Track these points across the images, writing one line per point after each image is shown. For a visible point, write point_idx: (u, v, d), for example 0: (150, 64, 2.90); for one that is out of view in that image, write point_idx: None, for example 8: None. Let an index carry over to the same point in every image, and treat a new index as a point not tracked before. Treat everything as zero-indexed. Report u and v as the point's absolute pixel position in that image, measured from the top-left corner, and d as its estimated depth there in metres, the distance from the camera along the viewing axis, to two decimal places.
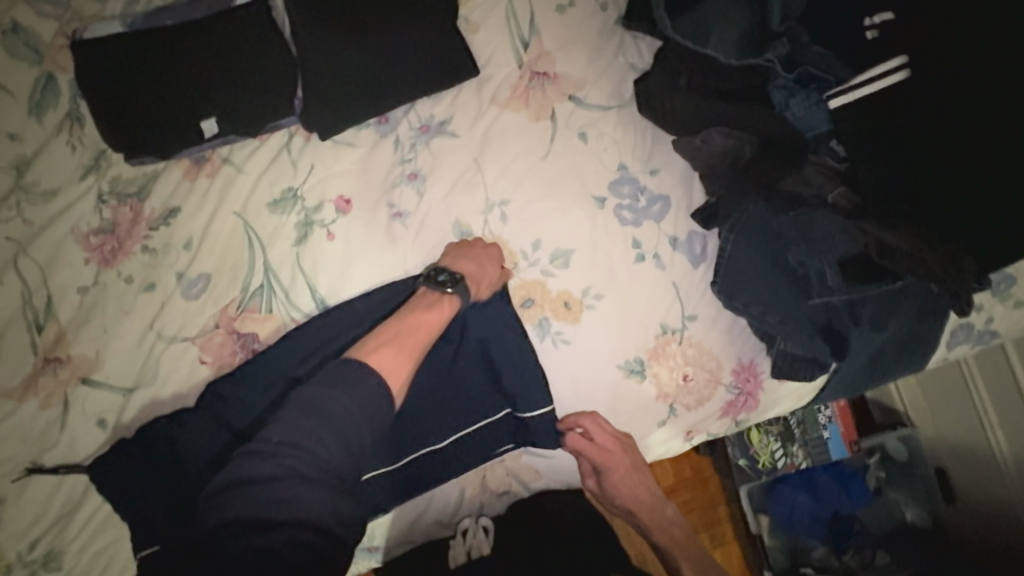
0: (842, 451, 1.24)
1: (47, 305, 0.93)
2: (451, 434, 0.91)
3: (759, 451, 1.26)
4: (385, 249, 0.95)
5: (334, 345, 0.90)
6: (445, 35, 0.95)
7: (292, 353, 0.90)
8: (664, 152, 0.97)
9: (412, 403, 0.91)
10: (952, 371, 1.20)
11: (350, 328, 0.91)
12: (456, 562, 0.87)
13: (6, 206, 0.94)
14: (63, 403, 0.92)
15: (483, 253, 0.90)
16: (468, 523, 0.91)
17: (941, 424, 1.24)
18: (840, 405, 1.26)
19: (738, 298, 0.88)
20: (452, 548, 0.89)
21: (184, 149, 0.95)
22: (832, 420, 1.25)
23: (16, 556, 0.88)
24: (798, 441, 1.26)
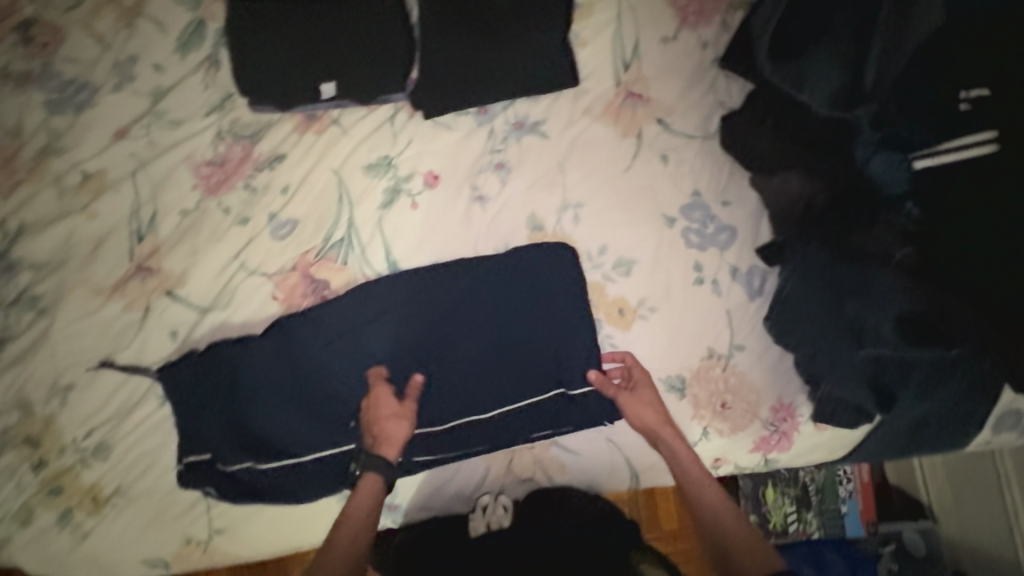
0: (858, 529, 1.25)
1: (150, 220, 1.01)
2: (489, 407, 0.95)
3: (771, 512, 1.27)
4: (455, 228, 1.01)
5: (398, 300, 0.97)
6: (556, 44, 1.02)
7: (355, 306, 0.97)
8: (738, 187, 1.02)
9: (457, 373, 0.96)
10: (983, 461, 1.17)
11: (420, 293, 0.98)
12: (476, 533, 0.92)
13: (138, 125, 1.03)
14: (144, 309, 0.99)
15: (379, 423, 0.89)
16: (489, 499, 0.95)
17: (965, 521, 1.20)
18: (862, 482, 1.28)
19: (789, 334, 0.94)
20: (472, 521, 0.93)
21: (302, 105, 1.04)
22: (852, 497, 1.27)
23: (71, 441, 0.95)
24: (813, 508, 1.27)
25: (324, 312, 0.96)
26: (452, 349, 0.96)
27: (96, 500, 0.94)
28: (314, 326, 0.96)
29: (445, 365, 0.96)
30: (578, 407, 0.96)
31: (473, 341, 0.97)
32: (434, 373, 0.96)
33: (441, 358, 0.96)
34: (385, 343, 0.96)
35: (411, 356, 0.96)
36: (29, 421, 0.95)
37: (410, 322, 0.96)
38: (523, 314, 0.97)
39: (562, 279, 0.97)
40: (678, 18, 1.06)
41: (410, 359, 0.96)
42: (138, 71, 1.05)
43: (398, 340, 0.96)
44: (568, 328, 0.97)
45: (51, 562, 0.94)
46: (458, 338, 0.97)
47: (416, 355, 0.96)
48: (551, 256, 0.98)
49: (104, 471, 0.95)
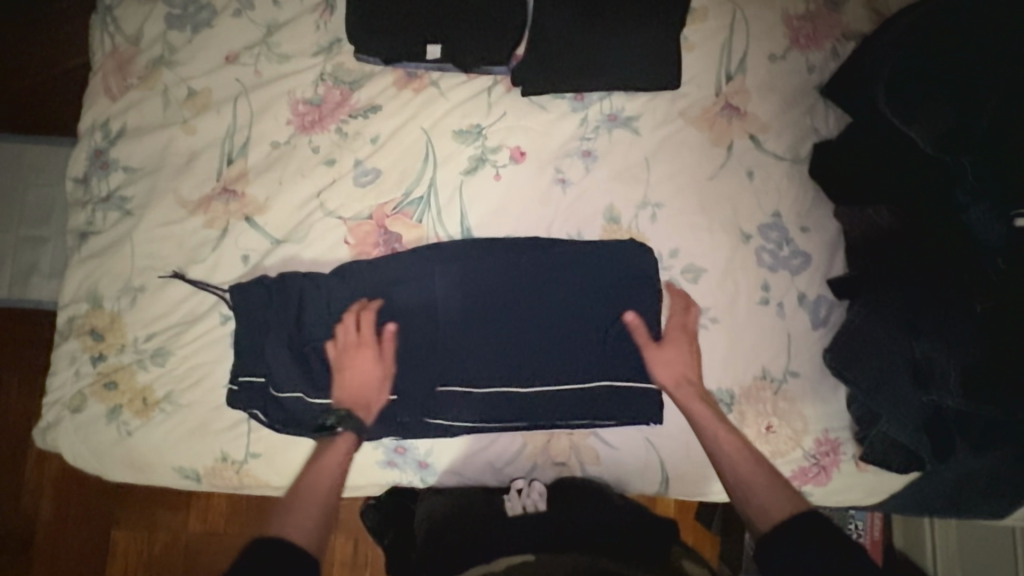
0: None
1: (243, 145, 1.04)
2: (533, 384, 0.95)
3: None
4: (532, 205, 1.02)
5: (465, 260, 0.98)
6: (665, 43, 1.02)
7: (426, 262, 0.98)
8: (820, 216, 1.01)
9: (508, 346, 0.96)
10: (1001, 531, 1.14)
11: (489, 261, 0.98)
12: (512, 513, 0.91)
13: (249, 53, 1.07)
14: (222, 229, 1.02)
15: (351, 376, 0.92)
16: (523, 484, 0.94)
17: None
18: (872, 538, 1.28)
19: (850, 369, 0.91)
20: (507, 501, 0.93)
21: (406, 61, 1.06)
22: (861, 552, 1.27)
23: (133, 340, 0.98)
24: None
25: (394, 263, 0.98)
26: (508, 323, 0.96)
27: (146, 402, 0.97)
28: (382, 275, 0.98)
29: (497, 336, 0.96)
30: (618, 402, 0.94)
31: (529, 317, 0.97)
32: (487, 341, 0.96)
33: (496, 327, 0.96)
34: (444, 303, 0.97)
35: (467, 321, 0.96)
36: (98, 314, 0.99)
37: (474, 287, 0.97)
38: (587, 300, 0.97)
39: (629, 271, 0.96)
40: (789, 39, 1.06)
41: (465, 323, 0.97)
42: (258, 2, 1.08)
43: (460, 302, 0.97)
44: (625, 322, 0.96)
45: (93, 452, 0.98)
46: (516, 311, 0.97)
47: (472, 321, 0.97)
48: (622, 248, 0.97)
49: (158, 376, 0.98)
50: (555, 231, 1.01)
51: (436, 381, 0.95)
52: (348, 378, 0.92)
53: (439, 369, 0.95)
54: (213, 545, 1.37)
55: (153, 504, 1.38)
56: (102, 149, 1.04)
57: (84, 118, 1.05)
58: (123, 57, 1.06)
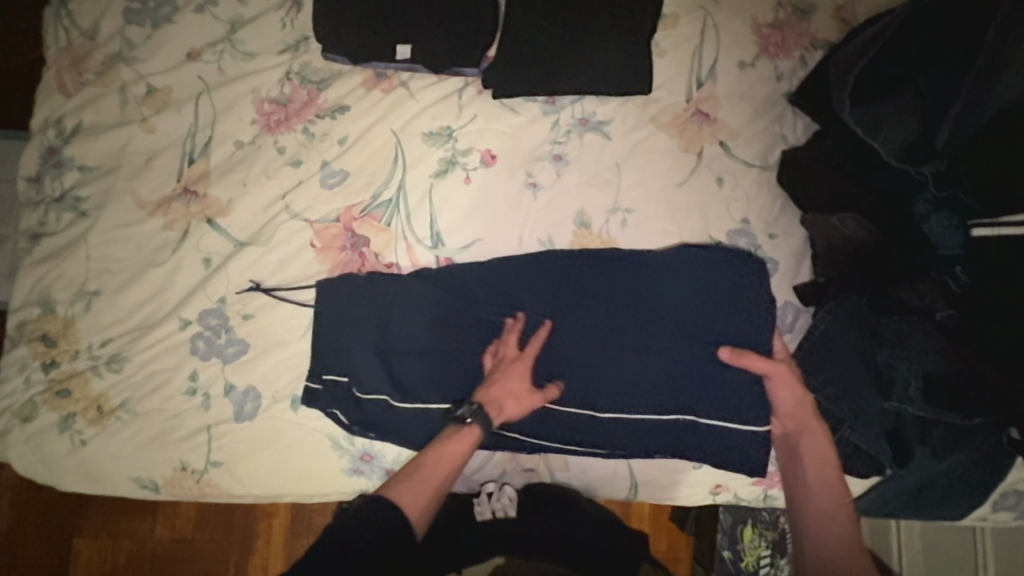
0: None
1: (205, 145, 1.01)
2: None
3: (746, 550, 1.22)
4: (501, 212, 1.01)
5: (441, 269, 0.98)
6: (637, 48, 1.02)
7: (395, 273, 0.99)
8: (788, 222, 1.02)
9: (472, 359, 0.96)
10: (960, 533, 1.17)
11: (457, 273, 0.98)
12: (481, 518, 0.94)
13: (212, 50, 1.04)
14: (183, 231, 0.99)
15: (501, 386, 0.90)
16: (494, 486, 0.97)
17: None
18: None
19: (814, 375, 0.91)
20: (478, 505, 0.96)
21: (374, 61, 1.04)
22: None
23: (87, 346, 0.95)
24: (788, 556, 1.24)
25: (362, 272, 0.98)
26: (475, 338, 0.97)
27: (100, 410, 0.94)
28: (348, 283, 0.97)
29: (463, 349, 0.96)
30: (592, 428, 0.94)
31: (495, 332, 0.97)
32: (450, 357, 0.96)
33: (463, 338, 0.97)
34: (414, 312, 0.97)
35: (440, 330, 0.97)
36: (50, 319, 0.95)
37: (438, 303, 0.98)
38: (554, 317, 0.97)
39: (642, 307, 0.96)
40: (759, 46, 1.07)
41: (438, 332, 0.97)
42: None
43: (423, 317, 0.97)
44: (598, 343, 0.96)
45: (45, 463, 0.94)
46: (481, 326, 0.97)
47: (446, 332, 0.97)
48: (586, 267, 0.98)
49: (113, 383, 0.94)
50: (523, 240, 1.00)
51: (395, 397, 0.94)
52: (492, 383, 0.90)
53: (411, 379, 0.96)
54: (178, 554, 1.33)
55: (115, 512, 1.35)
56: (55, 147, 1.00)
57: (36, 114, 1.01)
58: (78, 52, 1.02)
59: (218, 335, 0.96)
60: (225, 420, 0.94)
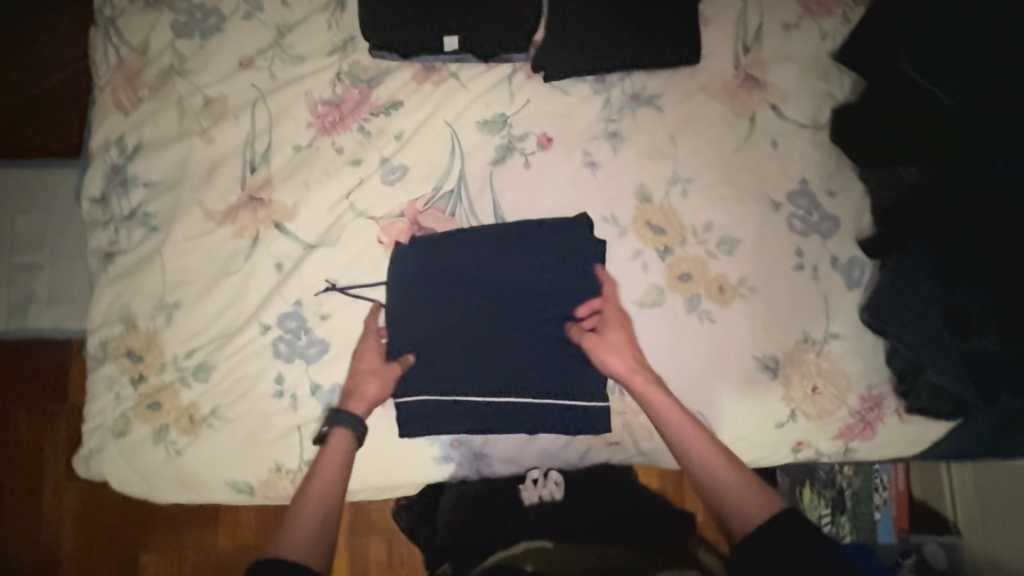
0: (889, 536, 1.30)
1: (265, 151, 1.02)
2: (562, 380, 0.95)
3: (807, 511, 1.35)
4: (560, 194, 1.02)
5: (496, 253, 0.97)
6: (683, 19, 1.03)
7: (440, 259, 0.98)
8: (846, 178, 1.05)
9: (534, 343, 0.95)
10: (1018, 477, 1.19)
11: (511, 260, 0.97)
12: (529, 502, 1.01)
13: (263, 56, 1.04)
14: (253, 238, 1.00)
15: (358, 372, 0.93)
16: (538, 473, 1.03)
17: (990, 536, 1.23)
18: (896, 491, 1.32)
19: (889, 323, 0.94)
20: (524, 491, 1.02)
21: (424, 54, 1.05)
22: (887, 505, 1.32)
23: (172, 358, 0.97)
24: (847, 512, 1.31)
25: (414, 261, 0.98)
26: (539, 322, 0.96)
27: (192, 419, 0.95)
28: (409, 275, 0.98)
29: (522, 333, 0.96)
30: None
31: (553, 316, 0.96)
32: (514, 345, 0.95)
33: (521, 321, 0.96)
34: (477, 300, 0.97)
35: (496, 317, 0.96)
36: (134, 334, 0.97)
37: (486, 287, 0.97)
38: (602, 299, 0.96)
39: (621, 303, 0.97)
40: (801, 7, 1.08)
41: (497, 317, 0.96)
42: (267, 3, 1.06)
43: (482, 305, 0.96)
44: (671, 312, 0.99)
45: (142, 475, 0.96)
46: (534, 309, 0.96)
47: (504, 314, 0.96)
48: (649, 247, 1.00)
49: (202, 392, 0.96)
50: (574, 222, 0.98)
51: (460, 389, 0.95)
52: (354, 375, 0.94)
53: (475, 371, 0.95)
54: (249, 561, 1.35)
55: (176, 526, 1.35)
56: (118, 165, 1.01)
57: (95, 135, 1.02)
58: (131, 68, 1.03)
59: (298, 336, 0.98)
60: (314, 419, 0.96)
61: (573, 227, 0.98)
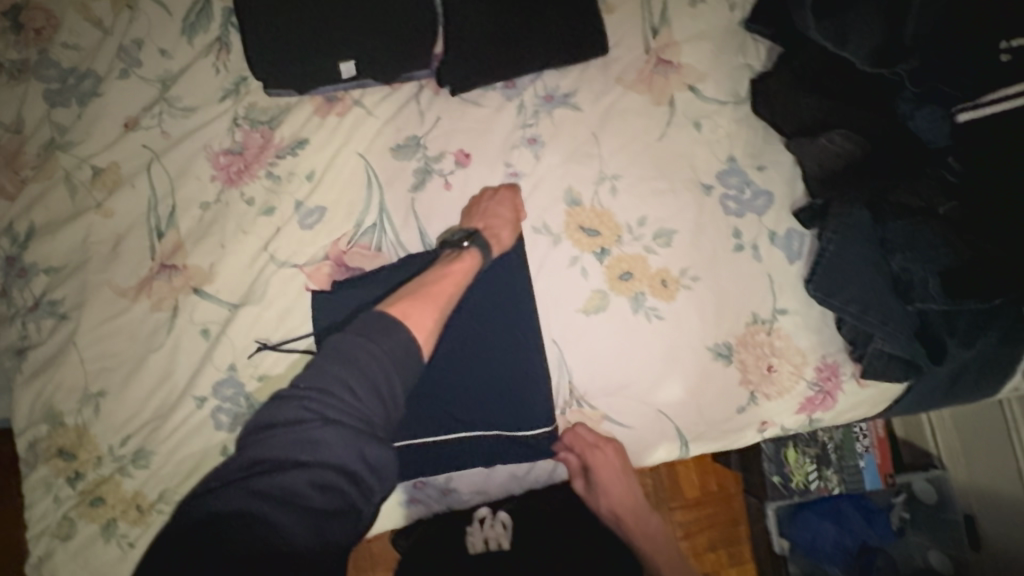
0: (877, 483, 1.27)
1: (170, 215, 0.96)
2: (512, 407, 0.92)
3: (793, 471, 1.28)
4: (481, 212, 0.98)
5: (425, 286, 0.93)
6: (585, 10, 0.99)
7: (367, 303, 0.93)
8: (773, 150, 1.02)
9: (478, 376, 0.92)
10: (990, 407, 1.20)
11: None
12: (474, 549, 0.95)
13: (150, 114, 0.98)
14: (173, 308, 0.95)
15: (499, 212, 0.94)
16: (486, 512, 0.98)
17: (975, 470, 1.24)
18: (878, 436, 1.30)
19: (835, 296, 0.92)
20: (470, 535, 0.96)
21: (323, 86, 1.00)
22: (870, 451, 1.28)
23: (107, 450, 0.91)
24: (834, 466, 1.27)
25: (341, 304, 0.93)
26: (479, 352, 0.93)
27: (140, 508, 0.91)
28: (337, 320, 0.93)
29: (465, 368, 0.92)
30: (614, 402, 0.96)
31: (492, 346, 0.93)
32: (458, 378, 0.92)
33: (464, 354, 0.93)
34: None
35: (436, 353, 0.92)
36: (62, 431, 0.91)
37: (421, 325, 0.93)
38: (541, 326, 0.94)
39: (566, 316, 0.96)
40: None
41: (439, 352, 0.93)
42: (145, 56, 0.99)
43: None
44: (617, 315, 0.96)
45: None
46: (476, 340, 0.93)
47: (445, 348, 0.93)
48: (585, 252, 0.97)
49: (146, 479, 0.91)
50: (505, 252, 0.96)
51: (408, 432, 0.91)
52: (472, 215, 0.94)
53: (423, 411, 0.91)
54: None
55: None
56: (14, 255, 0.94)
57: None
58: (8, 150, 0.96)
59: (238, 404, 0.93)
60: None
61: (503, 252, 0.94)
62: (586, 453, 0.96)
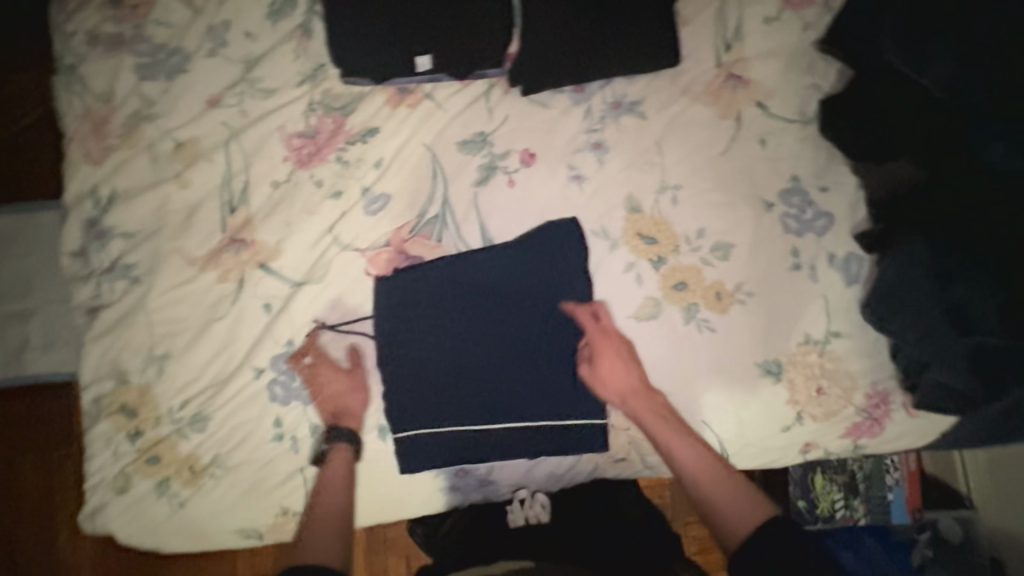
0: (904, 517, 1.26)
1: (242, 191, 1.00)
2: (563, 399, 0.94)
3: (820, 497, 1.28)
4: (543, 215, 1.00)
5: (482, 277, 0.96)
6: (660, 20, 1.00)
7: (427, 290, 0.96)
8: (836, 173, 1.02)
9: (527, 372, 0.94)
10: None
11: (498, 282, 0.96)
12: (514, 525, 0.97)
13: (231, 93, 1.01)
14: (238, 281, 0.98)
15: (328, 387, 0.95)
16: (525, 494, 0.99)
17: (1005, 513, 1.21)
18: (909, 471, 1.28)
19: (890, 321, 0.94)
20: (510, 513, 0.98)
21: (396, 77, 1.02)
22: (899, 485, 1.28)
23: (167, 411, 0.95)
24: (861, 496, 1.27)
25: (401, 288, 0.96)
26: (532, 347, 0.95)
27: (193, 470, 0.94)
28: (397, 305, 0.96)
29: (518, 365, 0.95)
30: None
31: (544, 341, 0.95)
32: (509, 371, 0.94)
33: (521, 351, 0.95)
34: (469, 326, 0.95)
35: (488, 345, 0.95)
36: (126, 389, 0.95)
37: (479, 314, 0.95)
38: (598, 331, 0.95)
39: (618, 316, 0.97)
40: None
41: (490, 345, 0.94)
42: (231, 37, 1.03)
43: (474, 334, 0.95)
44: (669, 324, 0.97)
45: (147, 529, 0.95)
46: (531, 338, 0.95)
47: (497, 340, 0.95)
48: (641, 259, 0.98)
49: (201, 442, 0.95)
50: (559, 247, 0.97)
51: (460, 421, 0.94)
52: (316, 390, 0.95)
53: (473, 402, 0.94)
54: None
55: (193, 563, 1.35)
56: (95, 218, 0.99)
57: (68, 188, 1.00)
58: (98, 117, 1.01)
59: (293, 379, 0.96)
60: (317, 460, 0.95)
61: (557, 251, 0.96)
62: (597, 331, 0.94)
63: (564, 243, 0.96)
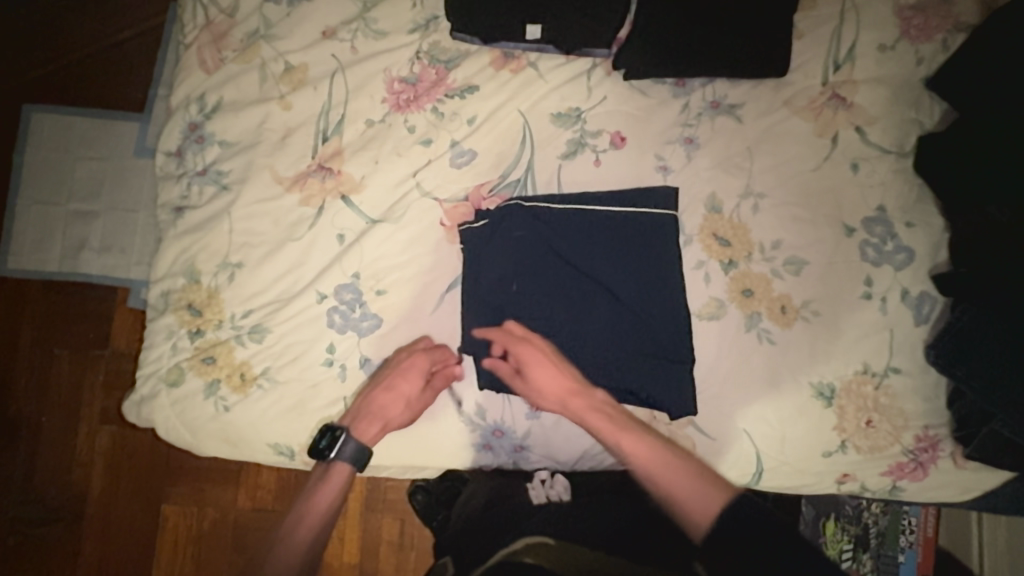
0: None
1: (338, 123, 1.03)
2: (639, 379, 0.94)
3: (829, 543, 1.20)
4: (654, 220, 0.96)
5: (552, 242, 0.96)
6: (776, 29, 1.00)
7: (520, 285, 0.95)
8: (925, 211, 1.01)
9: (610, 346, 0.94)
10: None
11: (574, 247, 0.96)
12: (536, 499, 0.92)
13: (347, 29, 1.05)
14: (319, 207, 1.01)
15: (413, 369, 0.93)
16: (546, 475, 0.98)
17: None
18: (925, 535, 1.20)
19: (958, 367, 0.91)
20: (531, 489, 0.94)
21: (505, 41, 1.05)
22: (912, 547, 1.20)
23: (229, 316, 0.98)
24: (870, 551, 1.20)
25: (495, 265, 0.96)
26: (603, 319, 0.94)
27: (243, 377, 0.97)
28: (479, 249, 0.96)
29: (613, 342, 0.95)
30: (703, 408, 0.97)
31: (622, 316, 0.94)
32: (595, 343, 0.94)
33: (617, 319, 0.95)
34: (545, 291, 0.95)
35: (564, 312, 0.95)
36: (196, 289, 0.99)
37: (569, 336, 0.94)
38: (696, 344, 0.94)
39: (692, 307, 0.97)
40: (898, 28, 1.04)
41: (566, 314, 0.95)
42: None
43: (550, 301, 0.95)
44: (730, 325, 0.97)
45: (188, 426, 0.98)
46: (615, 312, 0.94)
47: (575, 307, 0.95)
48: (714, 258, 0.98)
49: (255, 352, 0.98)
50: (637, 223, 0.96)
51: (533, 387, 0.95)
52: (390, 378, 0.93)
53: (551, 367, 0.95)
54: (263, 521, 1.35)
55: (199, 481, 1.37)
56: (197, 122, 1.04)
57: (177, 90, 1.05)
58: (218, 29, 1.05)
59: (353, 309, 0.98)
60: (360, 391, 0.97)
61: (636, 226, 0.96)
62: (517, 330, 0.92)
63: (664, 229, 0.96)
